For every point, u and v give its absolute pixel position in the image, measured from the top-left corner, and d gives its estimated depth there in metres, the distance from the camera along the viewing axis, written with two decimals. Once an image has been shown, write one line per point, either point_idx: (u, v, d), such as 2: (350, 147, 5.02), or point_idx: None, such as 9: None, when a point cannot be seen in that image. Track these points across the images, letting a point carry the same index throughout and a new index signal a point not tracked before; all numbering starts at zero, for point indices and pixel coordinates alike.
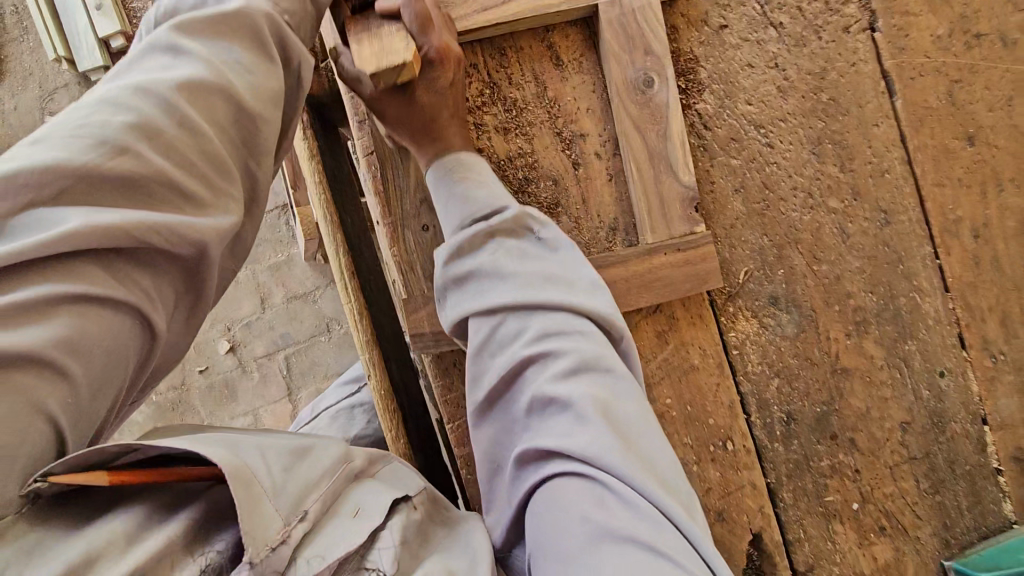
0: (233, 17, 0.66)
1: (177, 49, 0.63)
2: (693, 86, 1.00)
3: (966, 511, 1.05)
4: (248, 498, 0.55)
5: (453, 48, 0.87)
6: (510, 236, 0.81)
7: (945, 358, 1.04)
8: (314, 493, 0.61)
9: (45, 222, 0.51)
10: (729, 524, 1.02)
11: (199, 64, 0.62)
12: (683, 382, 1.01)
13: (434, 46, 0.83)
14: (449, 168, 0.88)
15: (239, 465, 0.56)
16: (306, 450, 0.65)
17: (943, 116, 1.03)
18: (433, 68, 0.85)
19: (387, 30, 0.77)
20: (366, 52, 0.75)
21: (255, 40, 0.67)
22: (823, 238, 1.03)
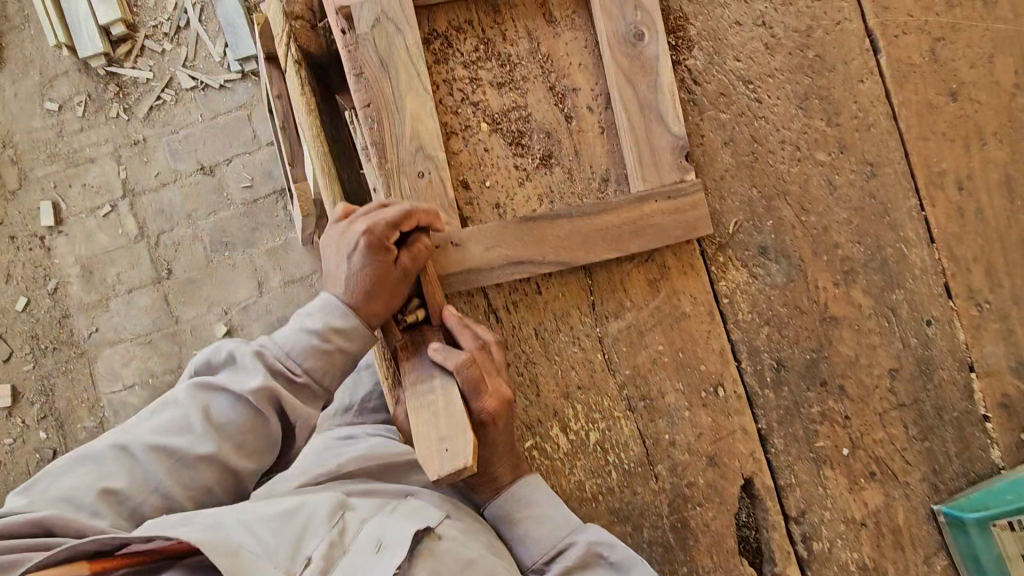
0: (239, 396, 0.83)
1: (187, 425, 0.81)
2: (683, 43, 1.03)
3: (954, 457, 1.07)
4: (231, 557, 0.72)
5: (505, 399, 0.89)
6: (591, 569, 0.88)
7: (931, 307, 1.07)
8: (314, 541, 0.78)
9: (46, 503, 0.74)
10: (720, 469, 1.04)
11: (201, 437, 0.81)
12: (674, 329, 1.04)
13: (486, 410, 0.87)
14: (493, 512, 0.93)
15: (212, 538, 0.73)
16: (290, 512, 0.80)
17: (926, 73, 1.06)
18: (488, 424, 0.88)
19: (451, 398, 0.85)
20: (426, 443, 0.81)
21: (257, 420, 0.84)
22: (811, 190, 1.05)
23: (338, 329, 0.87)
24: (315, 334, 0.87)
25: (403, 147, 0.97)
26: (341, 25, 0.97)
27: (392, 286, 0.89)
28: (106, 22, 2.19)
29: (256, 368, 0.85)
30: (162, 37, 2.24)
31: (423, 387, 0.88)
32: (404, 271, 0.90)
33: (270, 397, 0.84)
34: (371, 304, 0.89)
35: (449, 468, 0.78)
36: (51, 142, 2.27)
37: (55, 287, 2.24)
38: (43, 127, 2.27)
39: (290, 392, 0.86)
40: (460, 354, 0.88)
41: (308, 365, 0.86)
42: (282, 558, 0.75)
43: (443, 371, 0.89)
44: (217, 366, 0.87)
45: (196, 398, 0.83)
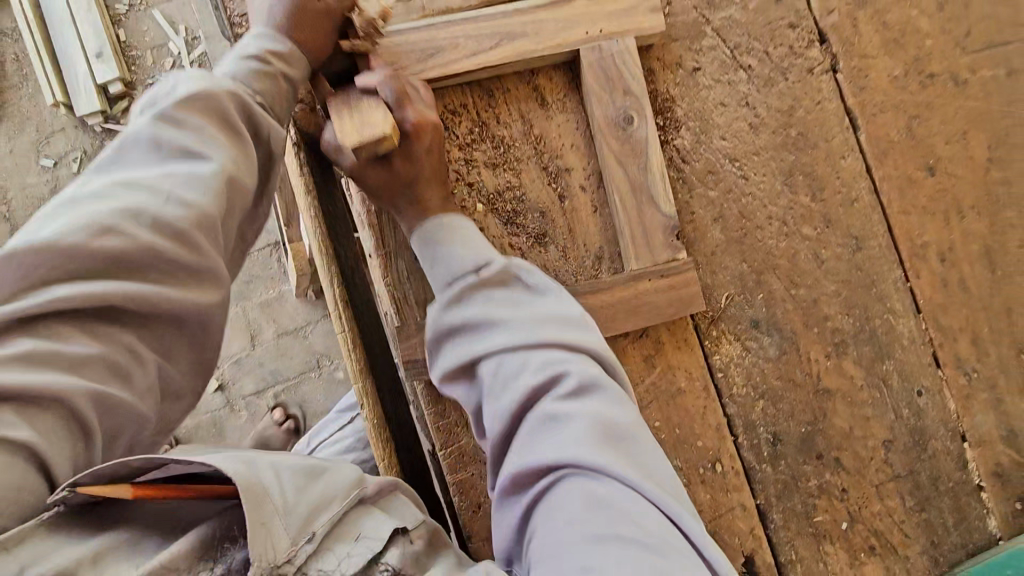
0: (189, 176, 0.70)
1: (163, 138, 0.71)
2: (670, 123, 1.07)
3: (952, 528, 1.07)
4: (256, 514, 0.60)
5: (428, 117, 0.90)
6: (499, 287, 0.85)
7: (922, 378, 1.08)
8: (325, 514, 0.65)
9: None
10: (721, 547, 1.03)
11: (192, 163, 0.71)
12: (670, 405, 1.04)
13: (410, 119, 0.88)
14: (433, 231, 0.89)
15: (251, 482, 0.61)
16: (323, 469, 0.68)
17: (904, 149, 1.10)
18: (409, 139, 0.88)
19: (365, 104, 0.84)
20: (347, 124, 0.82)
21: (225, 122, 0.76)
22: (800, 264, 1.07)
23: (278, 54, 0.84)
24: (264, 44, 0.83)
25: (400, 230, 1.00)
26: None
27: (314, 14, 0.86)
28: (104, 80, 2.22)
29: (203, 157, 0.72)
30: None
31: (344, 100, 0.85)
32: (328, 6, 0.87)
33: (236, 102, 0.78)
34: (300, 34, 0.86)
35: (365, 134, 0.81)
36: (45, 198, 2.27)
37: None
38: (38, 183, 2.28)
39: (257, 116, 0.80)
40: (382, 71, 0.88)
41: (258, 89, 0.81)
42: (302, 515, 0.63)
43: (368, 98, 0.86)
44: (164, 139, 0.71)
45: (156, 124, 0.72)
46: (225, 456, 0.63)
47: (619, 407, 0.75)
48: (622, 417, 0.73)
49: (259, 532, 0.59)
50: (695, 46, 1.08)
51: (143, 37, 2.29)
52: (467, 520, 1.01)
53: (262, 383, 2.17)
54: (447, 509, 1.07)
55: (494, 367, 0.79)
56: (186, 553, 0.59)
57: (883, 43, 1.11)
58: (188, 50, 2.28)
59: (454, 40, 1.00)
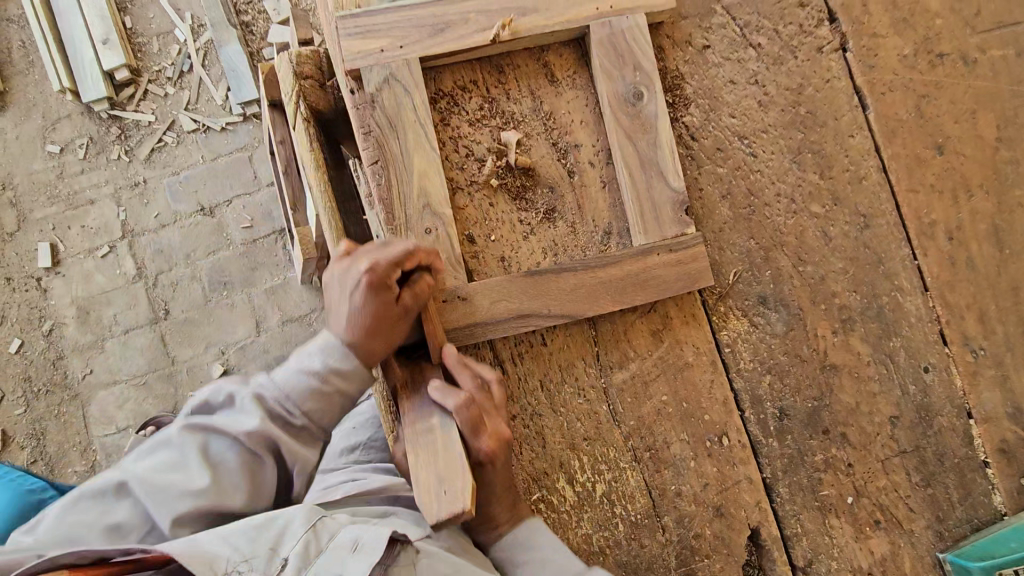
0: (235, 438, 0.82)
1: (184, 458, 0.81)
2: (680, 101, 1.07)
3: (957, 503, 1.08)
4: (202, 564, 0.71)
5: (503, 435, 0.92)
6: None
7: (929, 354, 1.09)
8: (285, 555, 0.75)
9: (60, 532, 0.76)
10: (727, 519, 1.04)
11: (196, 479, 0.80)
12: (678, 380, 1.05)
13: (483, 447, 0.90)
14: (517, 547, 0.94)
15: (186, 546, 0.72)
16: (264, 524, 0.77)
17: (913, 128, 1.10)
18: (484, 464, 0.91)
19: (437, 421, 0.90)
20: (425, 488, 0.84)
21: (256, 458, 0.84)
22: (807, 240, 1.08)
23: (340, 371, 0.86)
24: (330, 371, 0.86)
25: (411, 205, 0.99)
26: (351, 85, 0.99)
27: (390, 323, 0.88)
28: (110, 67, 2.23)
29: (250, 410, 0.83)
30: (164, 82, 2.29)
31: (422, 411, 0.92)
32: (406, 307, 0.89)
33: (266, 440, 0.84)
34: (373, 342, 0.88)
35: (444, 508, 0.83)
36: (51, 183, 2.28)
37: (50, 329, 2.22)
38: (44, 169, 2.29)
39: (282, 432, 0.84)
40: (456, 394, 0.89)
41: (306, 407, 0.85)
42: (263, 564, 0.74)
43: (442, 410, 0.91)
44: (216, 408, 0.86)
45: (193, 435, 0.82)
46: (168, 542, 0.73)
47: None
48: None
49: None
50: (705, 23, 1.09)
51: (149, 24, 2.29)
52: None
53: (267, 367, 2.18)
54: None
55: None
56: None
57: (892, 23, 1.11)
58: (195, 36, 2.29)
59: (465, 15, 1.00)
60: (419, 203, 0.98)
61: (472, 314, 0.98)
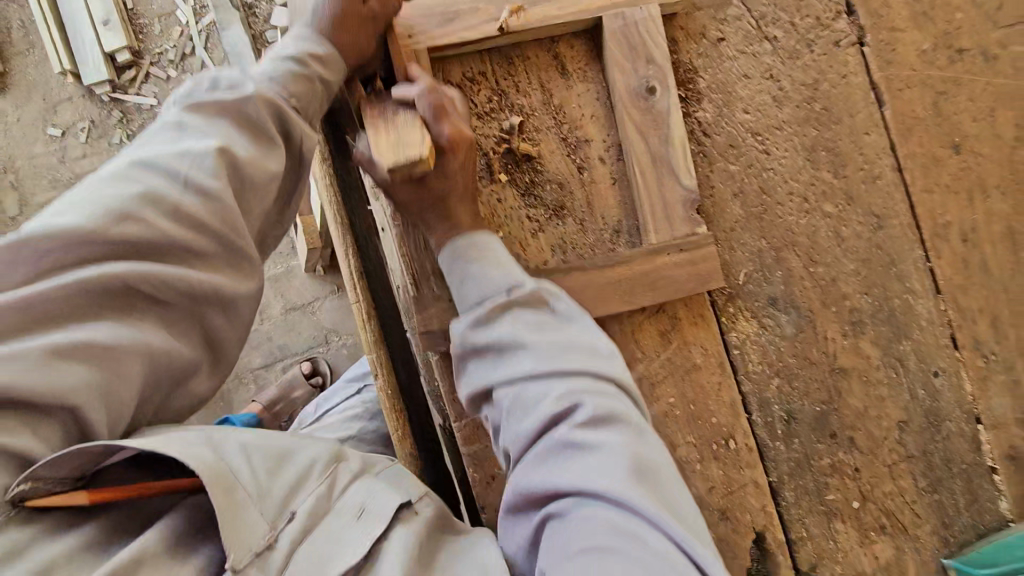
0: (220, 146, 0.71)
1: (184, 126, 0.72)
2: (692, 95, 1.05)
3: (963, 509, 1.07)
4: (226, 501, 0.63)
5: (466, 135, 0.85)
6: (534, 311, 0.80)
7: (939, 359, 1.07)
8: (301, 494, 0.70)
9: None
10: (732, 523, 1.03)
11: (203, 138, 0.71)
12: (685, 381, 1.04)
13: (446, 134, 0.82)
14: (471, 259, 0.85)
15: (219, 473, 0.64)
16: (286, 458, 0.72)
17: (930, 126, 1.08)
18: (444, 154, 0.84)
19: (403, 120, 0.81)
20: (381, 142, 0.78)
21: (259, 130, 0.76)
22: (819, 241, 1.06)
23: (320, 58, 0.83)
24: (302, 44, 0.83)
25: None
26: None
27: (358, 22, 0.85)
28: (111, 49, 2.20)
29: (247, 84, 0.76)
30: (166, 65, 2.26)
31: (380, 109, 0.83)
32: (373, 11, 0.86)
33: (271, 108, 0.77)
34: (344, 35, 0.85)
35: (396, 152, 0.77)
36: (53, 167, 2.26)
37: None
38: (45, 153, 2.26)
39: (286, 105, 0.78)
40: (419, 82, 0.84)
41: (295, 89, 0.79)
42: (273, 500, 0.68)
43: (403, 108, 0.83)
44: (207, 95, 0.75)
45: (188, 116, 0.72)
46: (187, 443, 0.64)
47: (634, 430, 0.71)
48: (650, 455, 0.69)
49: (234, 531, 0.63)
50: (719, 15, 1.06)
51: (151, 5, 2.26)
52: (479, 491, 1.02)
53: (269, 357, 2.17)
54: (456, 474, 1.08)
55: (534, 408, 0.72)
56: (160, 542, 0.61)
57: (912, 17, 1.08)
58: (197, 18, 2.26)
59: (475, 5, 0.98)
60: None
61: None
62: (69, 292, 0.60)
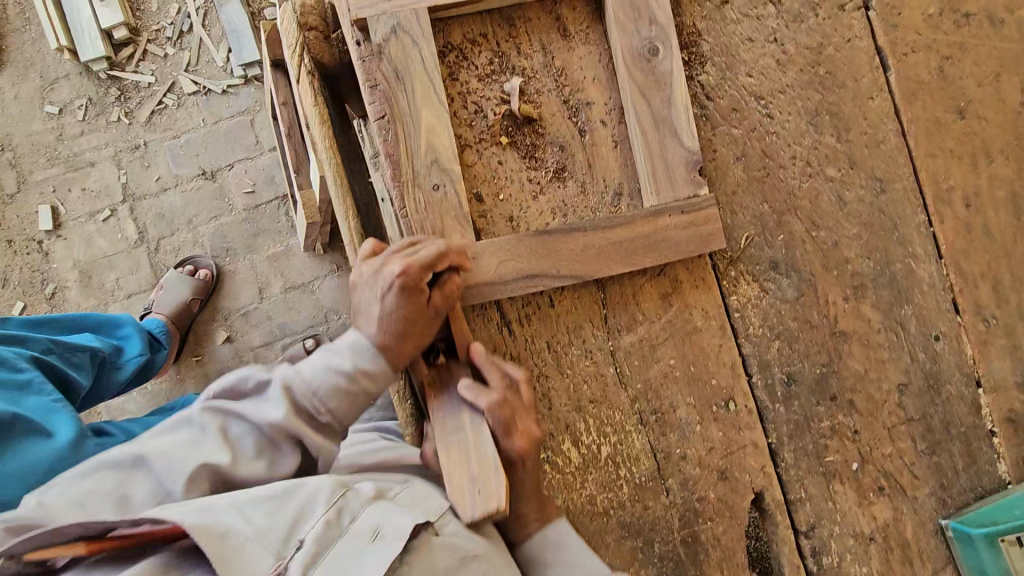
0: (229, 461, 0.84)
1: (200, 438, 0.85)
2: (696, 58, 1.04)
3: (961, 471, 1.08)
4: (217, 545, 0.73)
5: (535, 438, 0.94)
6: None
7: (939, 323, 1.08)
8: (304, 528, 0.77)
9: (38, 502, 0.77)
10: (731, 483, 1.04)
11: (217, 447, 0.84)
12: (686, 344, 1.04)
13: (515, 451, 0.92)
14: (557, 556, 0.92)
15: (206, 524, 0.74)
16: (287, 494, 0.80)
17: (934, 90, 1.07)
18: (515, 464, 0.93)
19: (476, 430, 0.92)
20: (458, 487, 0.88)
21: (272, 450, 0.88)
22: (821, 205, 1.06)
23: (367, 372, 0.89)
24: (356, 361, 0.88)
25: (419, 158, 0.96)
26: (357, 36, 0.97)
27: (422, 323, 0.90)
28: (107, 25, 2.18)
29: (279, 404, 0.86)
30: (164, 41, 2.24)
31: (453, 420, 0.93)
32: (434, 306, 0.91)
33: (288, 432, 0.87)
34: (403, 343, 0.90)
35: (478, 506, 0.86)
36: (50, 145, 2.25)
37: (52, 293, 2.21)
38: (43, 131, 2.26)
39: (308, 430, 0.88)
40: (489, 395, 0.91)
41: (332, 404, 0.88)
42: (275, 538, 0.76)
43: (473, 410, 0.93)
44: (240, 393, 0.90)
45: (211, 419, 0.86)
46: (183, 508, 0.76)
47: None
48: None
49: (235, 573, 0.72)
50: None
51: None
52: None
53: (270, 334, 2.18)
54: None
55: None
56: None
57: None
58: None
59: None
60: (426, 159, 0.96)
61: (479, 273, 0.97)
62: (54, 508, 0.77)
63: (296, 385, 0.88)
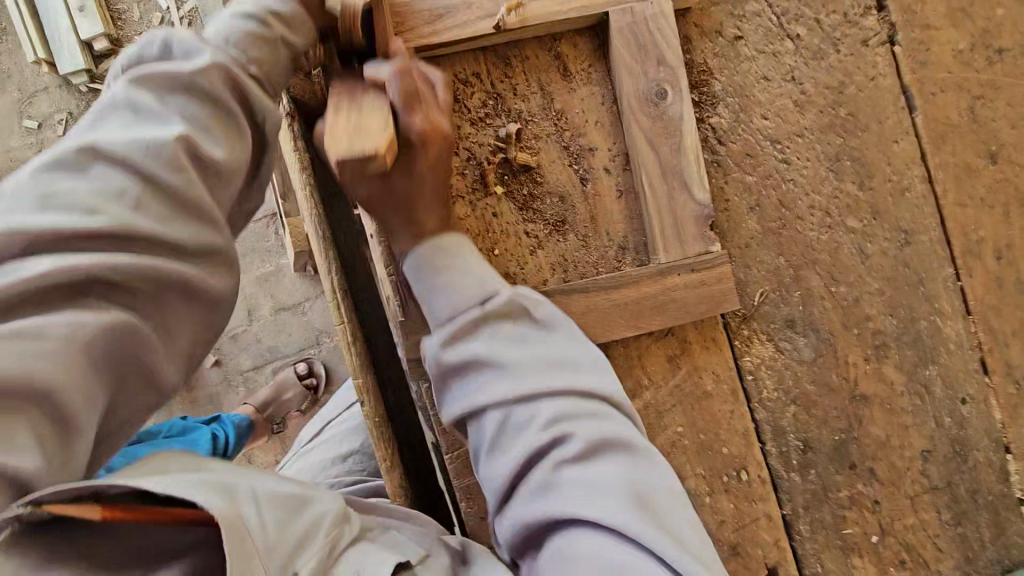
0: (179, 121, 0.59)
1: (140, 107, 0.59)
2: (707, 99, 0.96)
3: (988, 543, 1.01)
4: (236, 545, 0.52)
5: (441, 124, 0.73)
6: (505, 320, 0.74)
7: (967, 385, 1.00)
8: (307, 553, 0.58)
9: None
10: (743, 559, 0.97)
11: (117, 169, 0.56)
12: (695, 409, 0.96)
13: (415, 127, 0.70)
14: (430, 249, 0.77)
15: (230, 514, 0.53)
16: (302, 503, 0.62)
17: (965, 134, 0.99)
18: (414, 149, 0.72)
19: (365, 104, 0.67)
20: (335, 125, 0.64)
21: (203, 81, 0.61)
22: (841, 258, 0.98)
23: (277, 12, 0.69)
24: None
25: None
26: None
27: None
28: (85, 37, 2.06)
29: (200, 49, 0.62)
30: None
31: (345, 90, 0.70)
32: None
33: (225, 78, 0.63)
34: None
35: (352, 147, 0.62)
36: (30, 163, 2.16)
37: None
38: (22, 147, 2.17)
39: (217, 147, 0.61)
40: (391, 63, 0.69)
41: (255, 54, 0.67)
42: (280, 560, 0.56)
43: (376, 89, 0.70)
44: (147, 61, 0.62)
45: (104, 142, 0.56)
46: (191, 479, 0.55)
47: (613, 417, 0.70)
48: (667, 498, 0.66)
49: None
50: (738, 10, 0.96)
51: None
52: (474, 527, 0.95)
53: (259, 359, 2.10)
54: (452, 506, 1.00)
55: (484, 375, 0.71)
56: None
57: (948, 13, 0.99)
58: (178, 5, 2.14)
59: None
60: None
61: None
62: (39, 280, 0.50)
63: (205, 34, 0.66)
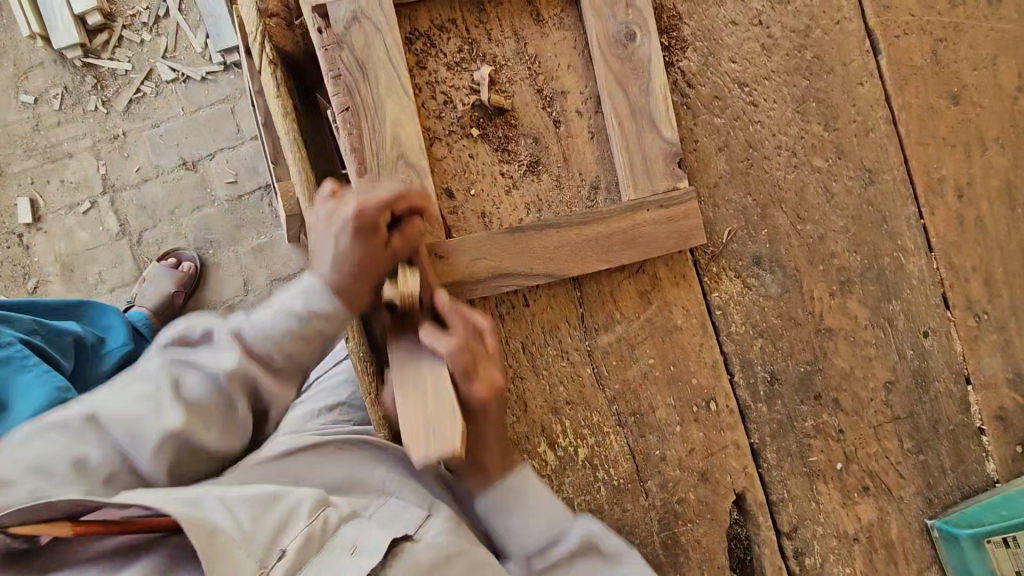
0: (212, 376, 0.77)
1: (161, 398, 0.75)
2: (677, 43, 0.99)
3: (948, 470, 1.05)
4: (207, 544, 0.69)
5: (493, 373, 0.85)
6: (585, 555, 0.92)
7: (928, 319, 1.04)
8: (285, 537, 0.75)
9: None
10: (711, 485, 1.02)
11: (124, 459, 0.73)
12: (666, 343, 1.01)
13: (474, 393, 0.84)
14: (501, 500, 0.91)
15: (196, 518, 0.70)
16: (274, 498, 0.79)
17: (928, 75, 1.02)
18: (475, 412, 0.86)
19: (432, 373, 0.82)
20: (415, 427, 0.78)
21: (225, 399, 0.78)
22: (807, 198, 1.02)
23: (319, 313, 0.80)
24: (308, 301, 0.80)
25: (384, 156, 0.92)
26: (318, 23, 0.91)
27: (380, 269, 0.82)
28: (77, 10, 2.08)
29: (230, 348, 0.79)
30: (139, 27, 2.17)
31: (409, 356, 0.84)
32: (395, 250, 0.83)
33: (244, 380, 0.79)
34: (356, 285, 0.81)
35: (436, 445, 0.77)
36: (27, 136, 2.20)
37: (34, 286, 2.17)
38: (19, 121, 2.20)
39: (263, 374, 0.80)
40: (450, 337, 0.82)
41: (288, 349, 0.81)
42: (258, 544, 0.73)
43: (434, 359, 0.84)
44: (193, 341, 0.79)
45: (163, 371, 0.76)
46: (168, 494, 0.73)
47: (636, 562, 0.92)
48: None
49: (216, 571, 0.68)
50: None
51: None
52: None
53: None
54: None
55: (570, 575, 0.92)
56: None
57: None
58: None
59: None
60: (392, 153, 0.91)
61: (450, 272, 0.93)
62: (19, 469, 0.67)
63: (245, 331, 0.80)
